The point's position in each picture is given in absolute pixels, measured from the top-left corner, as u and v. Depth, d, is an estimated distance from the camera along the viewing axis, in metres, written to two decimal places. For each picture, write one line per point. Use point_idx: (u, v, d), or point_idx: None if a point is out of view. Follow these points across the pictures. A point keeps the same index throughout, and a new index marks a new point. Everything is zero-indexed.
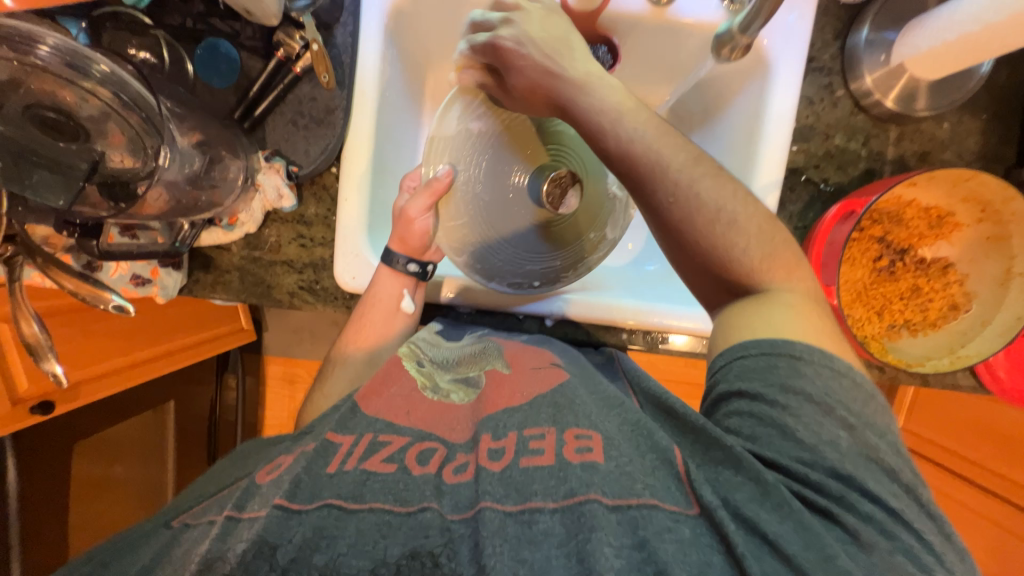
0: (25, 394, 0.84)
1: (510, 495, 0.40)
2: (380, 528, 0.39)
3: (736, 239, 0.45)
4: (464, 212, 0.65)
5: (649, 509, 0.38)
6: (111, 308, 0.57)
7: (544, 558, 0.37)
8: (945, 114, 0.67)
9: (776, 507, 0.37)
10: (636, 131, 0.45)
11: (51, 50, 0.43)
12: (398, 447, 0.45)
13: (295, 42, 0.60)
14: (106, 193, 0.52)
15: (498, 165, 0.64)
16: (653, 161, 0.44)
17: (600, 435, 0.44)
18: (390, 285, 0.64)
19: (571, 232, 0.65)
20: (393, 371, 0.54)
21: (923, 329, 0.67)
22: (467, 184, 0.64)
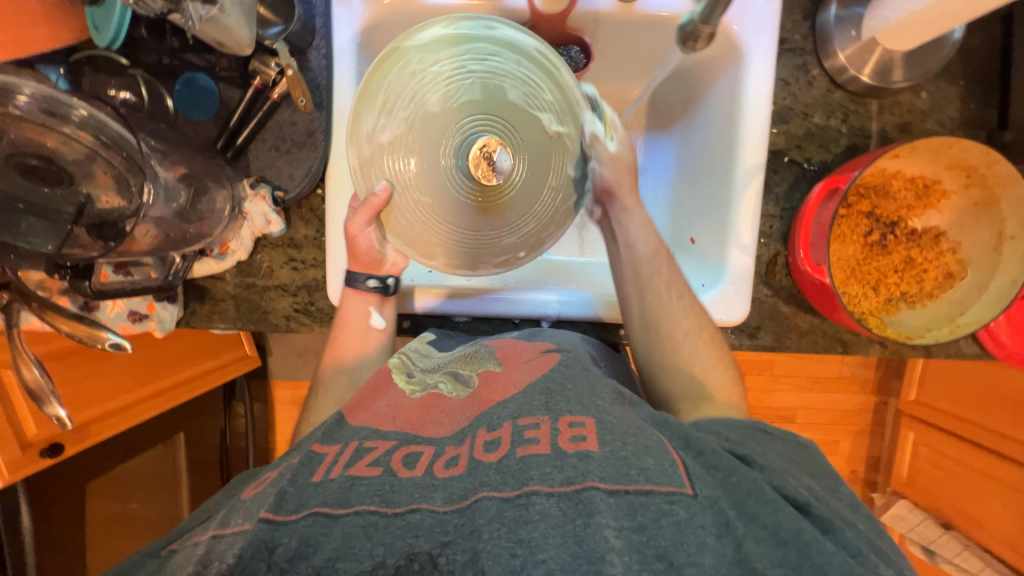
0: (34, 437, 0.85)
1: (507, 481, 0.40)
2: (367, 529, 0.39)
3: (700, 358, 0.58)
4: (411, 220, 0.59)
5: (647, 496, 0.39)
6: (108, 347, 0.57)
7: (541, 536, 0.37)
8: (923, 84, 0.67)
9: (769, 502, 0.40)
10: (654, 268, 0.60)
11: (29, 99, 0.44)
12: (382, 451, 0.45)
13: (271, 69, 0.60)
14: (95, 233, 0.51)
15: (427, 154, 0.59)
16: (659, 290, 0.59)
17: (591, 420, 0.45)
18: (357, 305, 0.64)
19: (529, 188, 0.59)
20: (381, 386, 0.56)
21: (921, 300, 0.66)
22: (406, 190, 0.58)
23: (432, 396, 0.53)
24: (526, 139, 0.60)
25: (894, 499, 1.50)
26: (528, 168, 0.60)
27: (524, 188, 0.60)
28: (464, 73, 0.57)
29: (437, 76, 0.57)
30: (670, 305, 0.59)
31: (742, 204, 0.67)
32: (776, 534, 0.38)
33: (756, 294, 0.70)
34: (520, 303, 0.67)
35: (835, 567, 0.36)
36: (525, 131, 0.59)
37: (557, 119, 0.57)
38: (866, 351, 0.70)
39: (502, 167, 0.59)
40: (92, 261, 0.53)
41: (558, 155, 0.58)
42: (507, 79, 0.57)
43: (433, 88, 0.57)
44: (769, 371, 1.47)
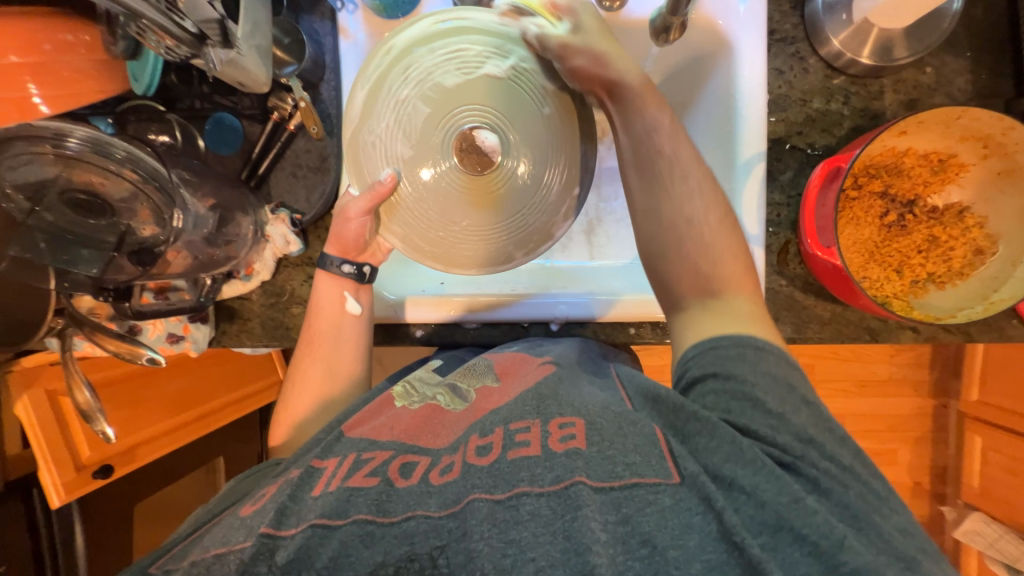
0: (87, 460, 0.91)
1: (499, 484, 0.42)
2: (364, 538, 0.41)
3: (717, 243, 0.50)
4: (447, 239, 0.58)
5: (631, 489, 0.41)
6: (146, 361, 0.63)
7: (531, 535, 0.39)
8: (927, 59, 0.65)
9: (750, 463, 0.40)
10: (663, 141, 0.51)
11: (79, 142, 0.49)
12: (379, 461, 0.48)
13: (286, 103, 0.66)
14: (135, 259, 0.58)
15: (428, 181, 0.58)
16: (665, 167, 0.51)
17: (582, 420, 0.46)
18: (330, 288, 0.65)
19: (541, 137, 0.56)
20: (382, 406, 0.58)
21: (952, 280, 0.63)
22: (424, 213, 0.58)
23: (430, 405, 0.56)
24: (490, 93, 0.56)
25: (968, 512, 1.36)
26: (518, 135, 0.56)
27: (537, 150, 0.56)
28: (405, 107, 0.56)
29: (389, 128, 0.56)
30: (678, 188, 0.51)
31: (745, 197, 0.66)
32: (758, 499, 0.39)
33: (770, 285, 0.68)
34: (529, 306, 0.68)
35: (817, 534, 0.37)
36: (491, 89, 0.55)
37: (496, 63, 0.54)
38: (898, 338, 0.67)
39: (489, 143, 0.56)
40: (131, 282, 0.62)
41: (527, 89, 0.55)
42: (443, 64, 0.55)
43: (398, 113, 0.56)
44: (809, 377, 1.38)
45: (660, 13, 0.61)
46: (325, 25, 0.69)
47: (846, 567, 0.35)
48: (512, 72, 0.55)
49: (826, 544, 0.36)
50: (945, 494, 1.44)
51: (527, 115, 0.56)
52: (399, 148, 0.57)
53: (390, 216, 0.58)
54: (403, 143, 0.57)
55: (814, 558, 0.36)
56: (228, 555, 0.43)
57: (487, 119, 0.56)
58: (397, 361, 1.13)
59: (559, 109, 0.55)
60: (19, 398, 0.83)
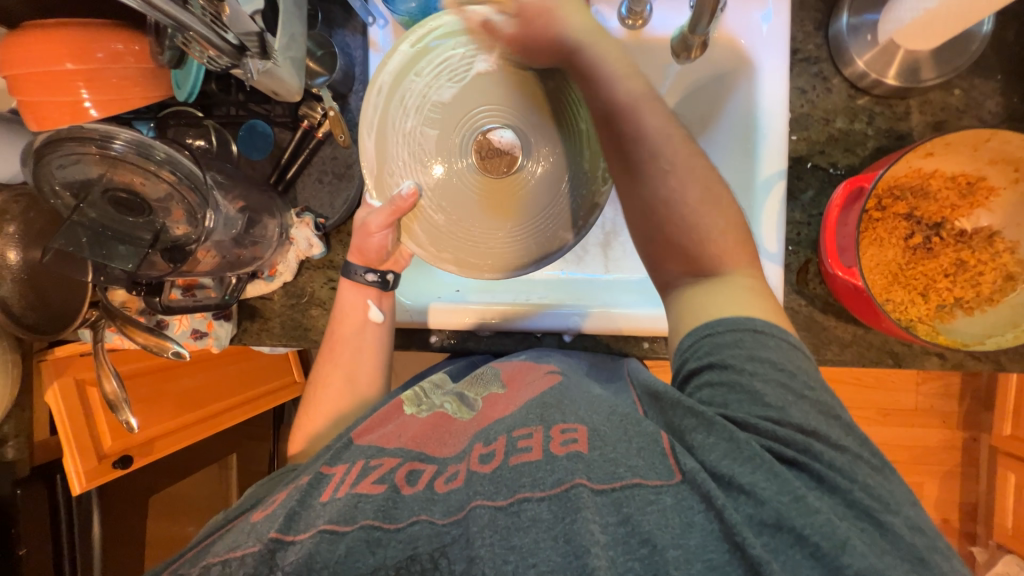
0: (109, 449, 0.94)
1: (500, 491, 0.43)
2: (370, 544, 0.42)
3: (704, 216, 0.50)
4: (492, 243, 0.62)
5: (631, 488, 0.41)
6: (171, 355, 0.65)
7: (533, 541, 0.40)
8: (955, 81, 0.64)
9: (749, 459, 0.39)
10: (638, 108, 0.50)
11: (124, 144, 0.52)
12: (386, 469, 0.49)
13: (316, 112, 0.69)
14: (167, 256, 0.61)
15: (460, 203, 0.63)
16: (642, 138, 0.50)
17: (585, 427, 0.46)
18: (355, 296, 0.67)
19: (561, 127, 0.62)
20: (392, 413, 0.57)
21: (980, 306, 0.61)
22: (459, 223, 0.63)
23: (438, 414, 0.57)
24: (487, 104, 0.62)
25: (1000, 555, 1.29)
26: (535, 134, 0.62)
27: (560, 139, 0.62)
28: (419, 139, 0.62)
29: (407, 164, 0.62)
30: (650, 168, 0.51)
31: (765, 215, 0.66)
32: (757, 497, 0.38)
33: (790, 304, 0.67)
34: (544, 317, 0.69)
35: (818, 534, 0.36)
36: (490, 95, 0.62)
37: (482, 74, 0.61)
38: (923, 364, 0.64)
39: (506, 142, 0.62)
40: (163, 278, 0.63)
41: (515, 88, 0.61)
42: (435, 81, 0.61)
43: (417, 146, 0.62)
44: None
45: (682, 32, 0.62)
46: (357, 40, 0.72)
47: (850, 570, 0.34)
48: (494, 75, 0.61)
49: (828, 545, 0.35)
50: (977, 534, 1.37)
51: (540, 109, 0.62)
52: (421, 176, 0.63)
53: (432, 244, 0.62)
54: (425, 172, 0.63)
55: (816, 560, 0.36)
56: (232, 560, 0.44)
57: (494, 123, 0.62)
58: (410, 367, 1.14)
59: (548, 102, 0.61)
60: (51, 386, 0.87)
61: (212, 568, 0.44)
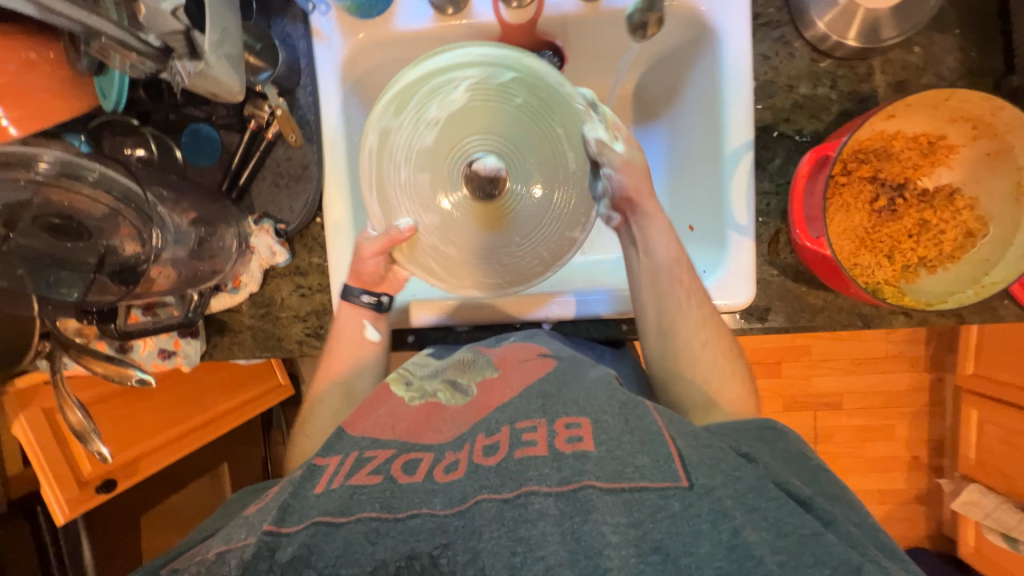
0: (90, 475, 0.92)
1: (506, 483, 0.43)
2: (368, 534, 0.42)
3: (707, 370, 0.58)
4: (518, 250, 0.59)
5: (641, 492, 0.42)
6: (136, 381, 0.64)
7: (540, 534, 0.40)
8: (914, 38, 0.64)
9: (773, 497, 0.41)
10: (681, 265, 0.59)
11: (48, 165, 0.48)
12: (382, 459, 0.48)
13: (263, 111, 0.65)
14: (118, 279, 0.57)
15: (462, 229, 0.59)
16: (686, 288, 0.59)
17: (588, 419, 0.47)
18: (352, 319, 0.66)
19: (540, 139, 0.59)
20: (381, 396, 0.58)
21: (943, 264, 0.62)
22: (461, 252, 0.59)
23: (431, 404, 0.56)
24: (457, 128, 0.59)
25: (964, 484, 1.38)
26: (509, 144, 0.59)
27: (543, 152, 0.59)
28: (417, 186, 0.59)
29: (406, 201, 0.59)
30: (680, 306, 0.59)
31: (735, 186, 0.65)
32: (779, 527, 0.39)
33: (762, 275, 0.67)
34: (521, 308, 0.68)
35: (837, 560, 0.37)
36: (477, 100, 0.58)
37: (437, 109, 0.58)
38: (890, 324, 0.66)
39: (488, 165, 0.59)
40: (116, 304, 0.58)
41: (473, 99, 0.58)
42: (415, 126, 0.58)
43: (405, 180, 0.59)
44: (807, 357, 1.42)
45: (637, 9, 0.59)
46: (298, 29, 0.67)
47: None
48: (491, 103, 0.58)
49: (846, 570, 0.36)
50: (943, 467, 1.46)
51: (518, 124, 0.59)
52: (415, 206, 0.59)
53: (446, 276, 0.59)
54: (421, 197, 0.59)
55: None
56: (229, 553, 0.44)
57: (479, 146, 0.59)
58: None
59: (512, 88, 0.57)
60: (16, 417, 0.83)
61: (212, 563, 0.43)
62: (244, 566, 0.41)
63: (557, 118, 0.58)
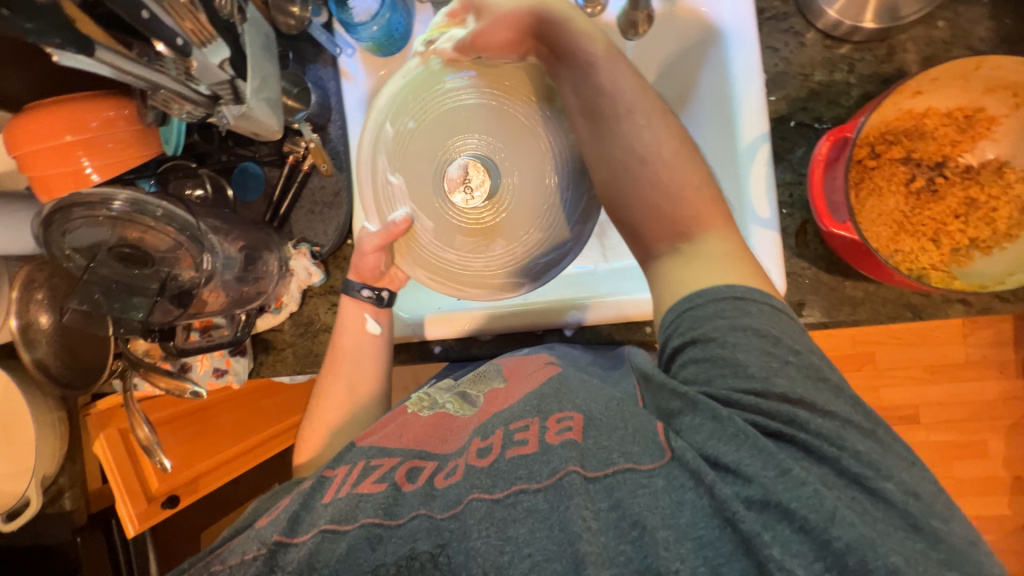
0: (157, 491, 0.99)
1: (496, 483, 0.44)
2: (370, 540, 0.44)
3: (663, 181, 0.53)
4: (530, 169, 0.67)
5: (620, 474, 0.42)
6: (190, 395, 0.70)
7: (528, 531, 0.41)
8: (938, 13, 0.61)
9: (733, 437, 0.40)
10: (608, 80, 0.55)
11: (123, 204, 0.55)
12: (387, 468, 0.50)
13: (299, 146, 0.72)
14: (177, 300, 0.65)
15: (463, 213, 0.68)
16: (612, 105, 0.55)
17: (581, 415, 0.47)
18: (354, 313, 0.69)
19: (438, 109, 0.67)
20: (394, 415, 0.60)
21: (999, 244, 0.57)
22: (466, 227, 0.67)
23: (440, 414, 0.58)
24: (410, 150, 0.67)
25: None
26: (434, 144, 0.68)
27: (448, 109, 0.67)
28: (389, 192, 0.67)
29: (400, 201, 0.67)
30: (624, 126, 0.55)
31: (754, 176, 0.64)
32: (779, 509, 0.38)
33: (791, 268, 0.64)
34: (542, 315, 0.69)
35: (806, 507, 0.36)
36: (390, 126, 0.65)
37: (381, 156, 0.66)
38: (946, 314, 0.61)
39: (457, 174, 0.67)
40: (174, 322, 0.67)
41: (400, 143, 0.67)
42: (376, 165, 0.66)
43: (399, 199, 0.67)
44: (870, 365, 1.30)
45: (625, 9, 0.65)
46: (328, 72, 0.75)
47: (839, 542, 0.35)
48: (381, 107, 0.65)
49: (817, 518, 0.36)
50: None
51: (427, 128, 0.67)
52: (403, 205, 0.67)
53: (546, 252, 0.65)
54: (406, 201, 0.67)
55: (805, 534, 0.36)
56: (244, 565, 0.46)
57: (440, 152, 0.68)
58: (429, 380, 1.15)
59: (392, 114, 0.65)
60: (96, 437, 0.92)
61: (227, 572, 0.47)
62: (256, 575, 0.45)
63: (432, 86, 0.65)
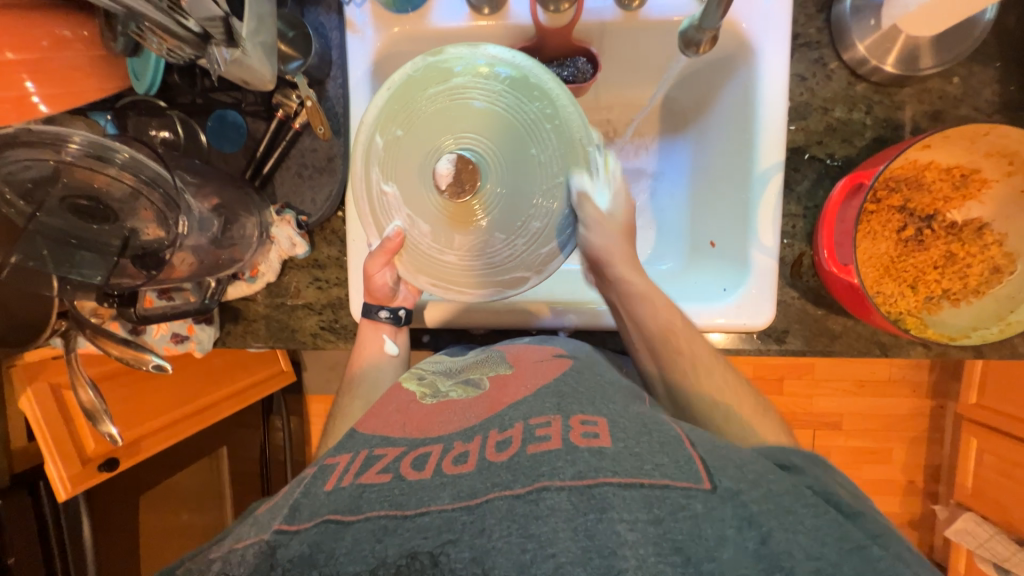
0: (93, 453, 0.91)
1: (518, 478, 0.40)
2: (376, 532, 0.38)
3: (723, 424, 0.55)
4: (526, 162, 0.57)
5: (664, 489, 0.38)
6: (152, 368, 0.63)
7: (551, 530, 0.37)
8: (954, 68, 0.63)
9: (801, 501, 0.39)
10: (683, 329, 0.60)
11: (79, 147, 0.47)
12: (391, 457, 0.45)
13: (291, 101, 0.64)
14: (139, 264, 0.57)
15: (461, 215, 0.57)
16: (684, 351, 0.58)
17: (605, 421, 0.45)
18: (373, 336, 0.67)
19: (438, 117, 0.57)
20: (393, 392, 0.58)
21: (966, 298, 0.62)
22: (467, 234, 0.57)
23: (445, 402, 0.54)
24: (406, 153, 0.57)
25: (959, 512, 1.39)
26: (426, 146, 0.57)
27: (443, 112, 0.57)
28: (385, 203, 0.58)
29: (398, 208, 0.58)
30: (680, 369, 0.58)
31: (762, 204, 0.65)
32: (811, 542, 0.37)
33: (783, 297, 0.67)
34: (539, 317, 0.68)
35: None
36: (383, 131, 0.57)
37: (377, 171, 0.57)
38: (908, 354, 0.66)
39: (445, 174, 0.56)
40: (136, 288, 0.60)
41: (393, 152, 0.57)
42: (370, 175, 0.57)
43: (398, 209, 0.58)
44: (810, 376, 1.42)
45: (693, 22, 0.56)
46: (331, 20, 0.67)
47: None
48: (383, 121, 0.56)
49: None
50: (938, 493, 1.47)
51: (423, 129, 0.57)
52: (397, 214, 0.58)
53: (546, 243, 0.57)
54: (404, 210, 0.58)
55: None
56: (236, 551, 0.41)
57: (436, 147, 0.57)
58: None
59: (381, 117, 0.56)
60: (24, 391, 0.84)
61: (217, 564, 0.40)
62: (248, 571, 0.38)
63: (414, 81, 0.56)
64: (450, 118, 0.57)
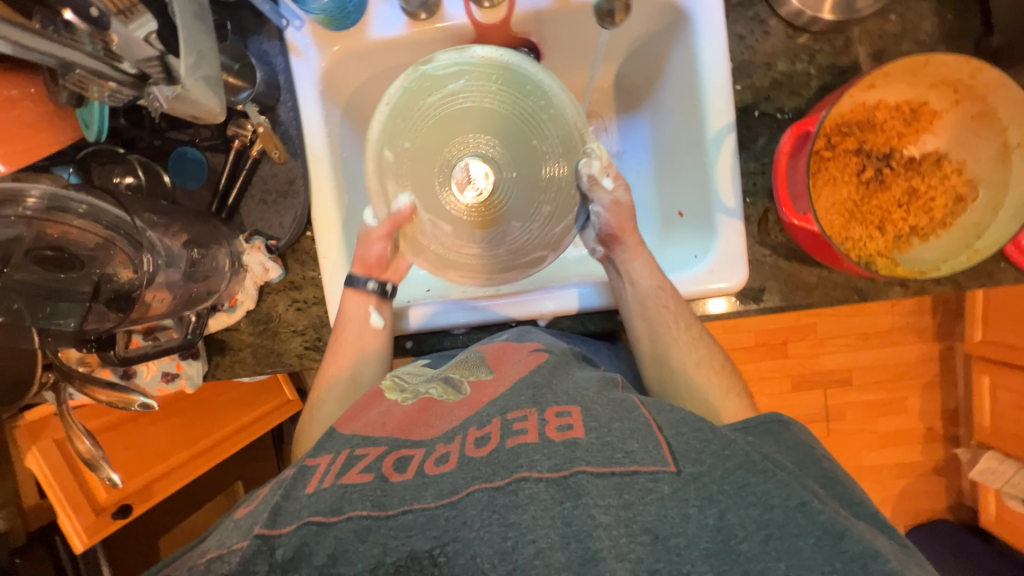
0: (105, 503, 0.93)
1: (498, 471, 0.41)
2: (359, 533, 0.39)
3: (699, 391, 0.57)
4: (530, 155, 0.63)
5: (632, 475, 0.39)
6: (140, 407, 0.65)
7: (530, 518, 0.38)
8: (890, 7, 0.64)
9: (762, 471, 0.39)
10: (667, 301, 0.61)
11: (36, 201, 0.48)
12: (372, 457, 0.45)
13: (246, 130, 0.65)
14: (114, 305, 0.58)
15: (480, 211, 0.63)
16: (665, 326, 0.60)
17: (578, 408, 0.45)
18: (357, 306, 0.64)
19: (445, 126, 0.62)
20: (373, 399, 0.56)
21: (934, 231, 0.62)
22: (485, 229, 0.63)
23: (424, 400, 0.54)
24: (417, 159, 0.62)
25: (981, 452, 1.37)
26: (435, 152, 0.63)
27: (447, 120, 0.62)
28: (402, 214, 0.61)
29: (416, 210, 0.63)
30: (670, 338, 0.60)
31: (720, 167, 0.65)
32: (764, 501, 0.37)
33: (754, 256, 0.67)
34: (517, 308, 0.68)
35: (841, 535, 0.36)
36: (391, 145, 0.61)
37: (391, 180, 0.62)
38: (887, 295, 0.66)
39: (462, 178, 0.62)
40: (113, 330, 0.60)
41: (405, 160, 0.62)
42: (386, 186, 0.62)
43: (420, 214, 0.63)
44: (813, 335, 1.40)
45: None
46: (274, 46, 0.68)
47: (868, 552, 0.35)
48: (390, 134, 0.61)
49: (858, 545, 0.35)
50: (959, 436, 1.45)
51: (428, 136, 0.62)
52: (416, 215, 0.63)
53: (560, 220, 0.62)
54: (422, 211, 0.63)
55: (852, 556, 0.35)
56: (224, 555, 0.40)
57: (445, 155, 0.63)
58: None
59: (387, 132, 0.60)
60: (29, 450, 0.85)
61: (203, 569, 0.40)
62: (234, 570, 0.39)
63: (412, 93, 0.60)
64: (455, 126, 0.62)
